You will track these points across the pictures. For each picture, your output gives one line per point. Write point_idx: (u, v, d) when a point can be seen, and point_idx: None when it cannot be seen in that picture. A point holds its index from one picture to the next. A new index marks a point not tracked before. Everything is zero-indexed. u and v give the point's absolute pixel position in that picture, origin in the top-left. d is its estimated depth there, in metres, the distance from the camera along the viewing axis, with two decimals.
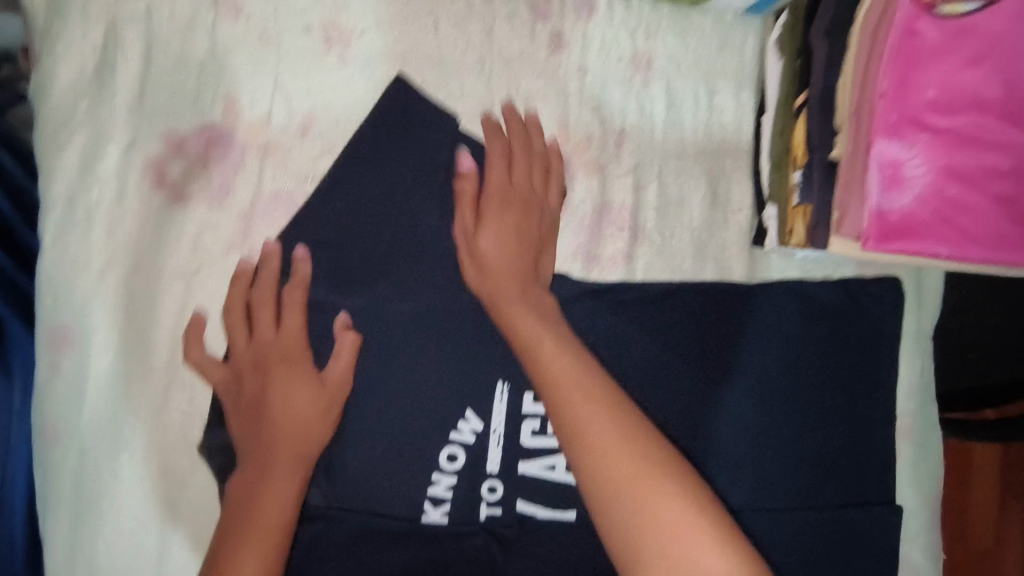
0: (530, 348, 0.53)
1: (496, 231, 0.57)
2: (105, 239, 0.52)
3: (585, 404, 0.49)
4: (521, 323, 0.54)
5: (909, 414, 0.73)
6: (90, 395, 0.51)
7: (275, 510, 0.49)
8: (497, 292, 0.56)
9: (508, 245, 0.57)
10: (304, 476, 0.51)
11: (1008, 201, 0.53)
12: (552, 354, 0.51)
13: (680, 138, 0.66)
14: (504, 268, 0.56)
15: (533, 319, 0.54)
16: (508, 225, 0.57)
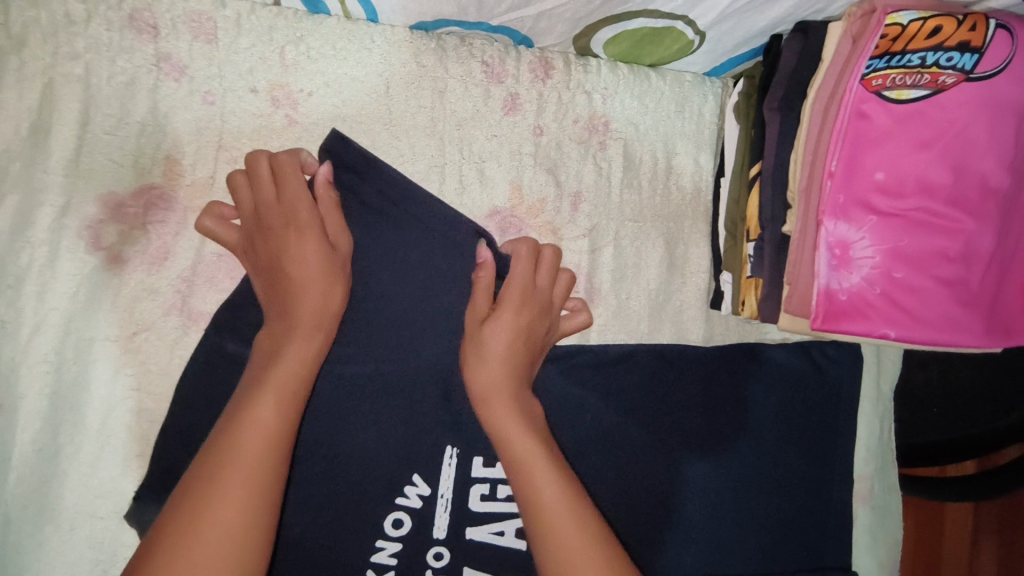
0: (507, 447, 0.51)
1: (509, 328, 0.55)
2: (36, 304, 0.50)
3: (559, 514, 0.47)
4: (508, 429, 0.52)
5: (868, 479, 0.72)
6: (15, 468, 0.49)
7: (292, 364, 0.48)
8: (485, 388, 0.54)
9: (517, 346, 0.55)
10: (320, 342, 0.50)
11: (956, 285, 0.52)
12: (528, 453, 0.50)
13: (637, 200, 0.65)
14: (507, 365, 0.55)
15: (519, 426, 0.52)
16: (521, 325, 0.56)
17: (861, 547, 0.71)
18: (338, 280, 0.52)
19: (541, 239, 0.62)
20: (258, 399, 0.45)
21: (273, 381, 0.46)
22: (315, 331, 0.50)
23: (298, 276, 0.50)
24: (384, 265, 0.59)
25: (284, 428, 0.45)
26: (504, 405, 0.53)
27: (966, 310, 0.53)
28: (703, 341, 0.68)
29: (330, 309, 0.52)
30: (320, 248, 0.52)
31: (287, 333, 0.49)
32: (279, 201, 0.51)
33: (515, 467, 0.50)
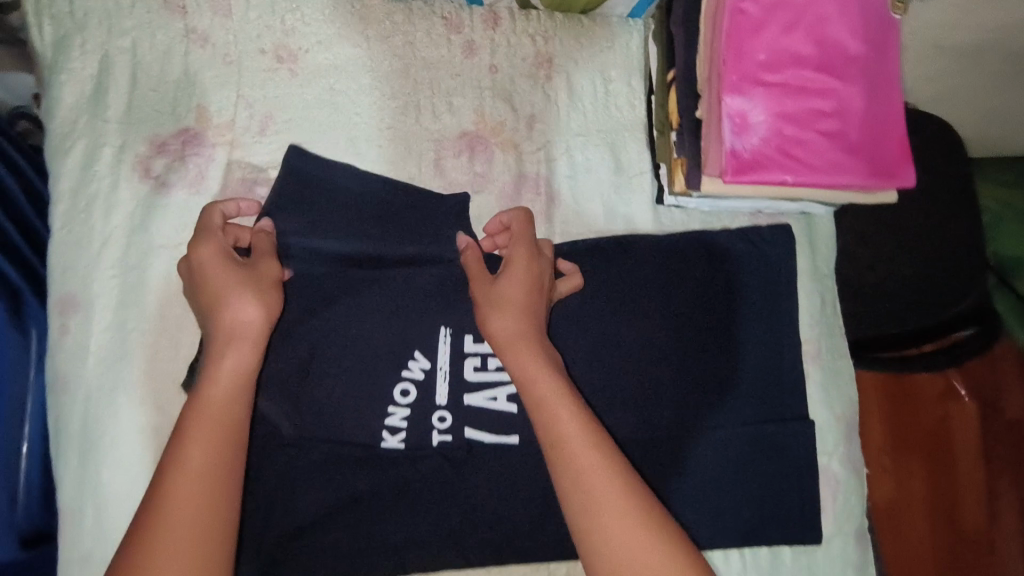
0: (528, 389, 0.58)
1: (522, 281, 0.63)
2: (103, 223, 0.64)
3: (586, 449, 0.54)
4: (530, 362, 0.59)
5: (814, 341, 0.83)
6: (94, 348, 0.63)
7: (220, 391, 0.53)
8: (502, 335, 0.61)
9: (529, 296, 0.63)
10: (242, 357, 0.55)
11: (836, 135, 0.65)
12: (548, 395, 0.57)
13: (582, 118, 0.78)
14: (524, 313, 0.62)
15: (539, 358, 0.60)
16: (529, 285, 0.64)
17: (816, 402, 0.82)
18: (251, 295, 0.58)
19: (503, 153, 0.75)
20: (190, 438, 0.50)
21: (201, 418, 0.51)
22: (238, 352, 0.55)
23: (218, 304, 0.57)
24: (375, 184, 0.71)
25: (212, 454, 0.50)
26: (522, 349, 0.60)
27: (849, 155, 0.65)
28: (654, 230, 0.79)
29: (249, 325, 0.57)
30: (237, 273, 0.59)
31: (212, 366, 0.54)
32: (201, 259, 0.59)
33: (535, 404, 0.57)
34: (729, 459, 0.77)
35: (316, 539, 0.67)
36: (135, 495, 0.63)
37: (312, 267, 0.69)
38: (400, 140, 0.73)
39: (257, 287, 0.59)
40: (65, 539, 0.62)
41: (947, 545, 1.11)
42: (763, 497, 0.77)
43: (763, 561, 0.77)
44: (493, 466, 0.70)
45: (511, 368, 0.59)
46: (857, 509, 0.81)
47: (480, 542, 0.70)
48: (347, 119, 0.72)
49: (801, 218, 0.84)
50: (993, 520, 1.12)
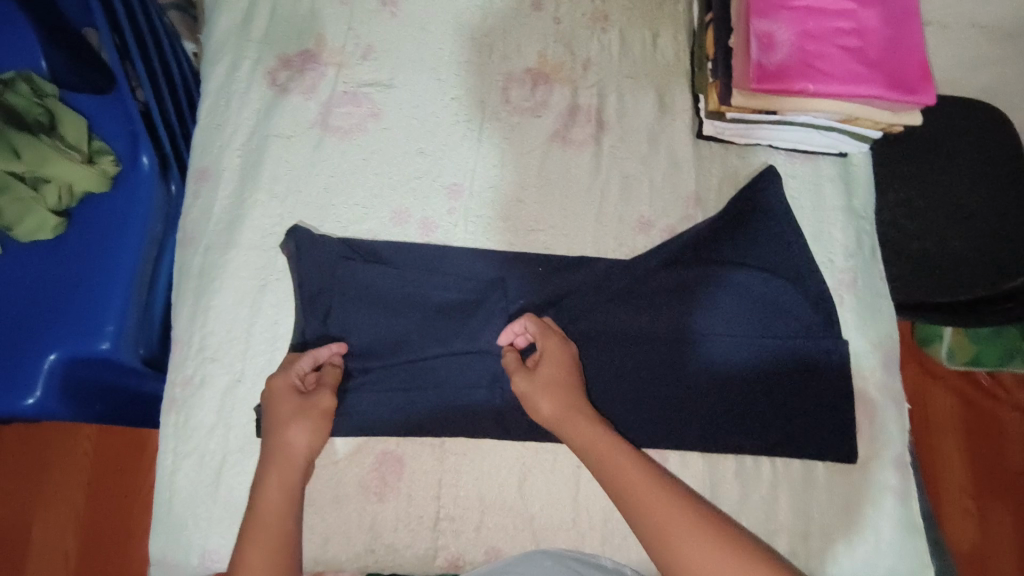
0: (617, 484, 0.62)
1: (558, 365, 0.70)
2: (237, 115, 0.81)
3: (661, 507, 0.59)
4: (587, 437, 0.66)
5: (850, 271, 0.86)
6: (217, 210, 0.78)
7: (268, 554, 0.58)
8: (582, 438, 0.66)
9: (565, 394, 0.69)
10: (293, 479, 0.63)
11: (853, 51, 0.73)
12: (641, 483, 0.61)
13: (633, 64, 0.90)
14: (564, 395, 0.69)
15: (596, 432, 0.66)
16: (563, 385, 0.69)
17: (852, 328, 0.84)
18: (305, 428, 0.65)
19: (561, 87, 0.87)
20: (249, 540, 0.58)
21: (259, 530, 0.59)
22: (287, 478, 0.63)
23: (273, 438, 0.65)
24: (450, 105, 0.85)
25: (268, 552, 0.58)
26: (601, 446, 0.65)
27: (868, 69, 0.72)
28: (693, 159, 0.87)
29: (297, 453, 0.64)
30: (294, 408, 0.66)
31: (262, 489, 0.62)
32: (271, 397, 0.67)
33: (627, 497, 0.61)
34: (765, 374, 0.79)
35: (357, 398, 0.73)
36: (233, 330, 0.75)
37: (388, 165, 0.82)
38: (475, 72, 0.87)
39: (308, 423, 0.66)
40: (174, 360, 0.74)
41: None
42: (801, 407, 0.79)
43: (795, 475, 0.78)
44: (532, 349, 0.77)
45: (603, 470, 0.64)
46: (899, 438, 0.80)
47: (520, 413, 0.75)
48: (432, 53, 0.87)
49: (839, 161, 0.89)
50: None
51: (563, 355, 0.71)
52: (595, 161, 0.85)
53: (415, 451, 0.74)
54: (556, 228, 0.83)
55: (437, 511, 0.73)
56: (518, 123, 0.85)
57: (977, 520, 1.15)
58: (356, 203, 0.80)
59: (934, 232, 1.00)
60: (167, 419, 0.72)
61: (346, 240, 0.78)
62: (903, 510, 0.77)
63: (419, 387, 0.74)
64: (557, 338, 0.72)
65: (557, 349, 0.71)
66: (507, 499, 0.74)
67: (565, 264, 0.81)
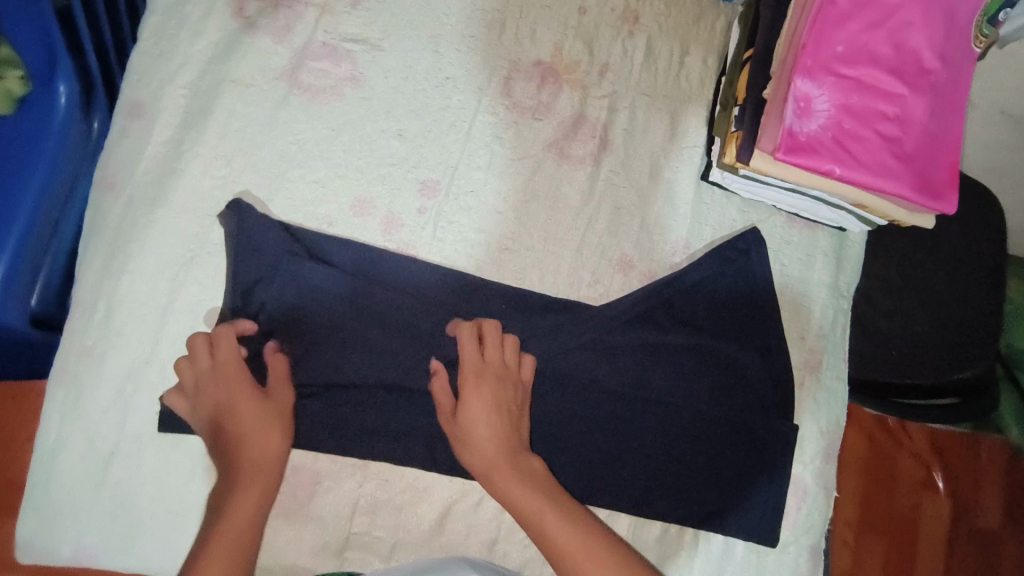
0: (555, 545, 0.57)
1: (484, 402, 0.64)
2: (188, 44, 0.68)
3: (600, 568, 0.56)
4: (511, 490, 0.61)
5: (818, 352, 0.82)
6: (146, 157, 0.66)
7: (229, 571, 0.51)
8: (516, 493, 0.61)
9: (492, 431, 0.63)
10: (266, 488, 0.58)
11: (890, 139, 0.67)
12: (574, 543, 0.57)
13: (653, 80, 0.80)
14: (496, 443, 0.63)
15: (518, 484, 0.61)
16: (499, 422, 0.64)
17: (805, 411, 0.81)
18: (274, 430, 0.60)
19: (570, 91, 0.78)
20: (209, 555, 0.51)
21: (223, 542, 0.52)
22: (252, 486, 0.57)
23: (241, 439, 0.59)
24: (443, 86, 0.74)
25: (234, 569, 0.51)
26: (532, 502, 0.60)
27: (898, 163, 0.66)
28: (691, 202, 0.80)
29: (268, 458, 0.59)
30: (258, 410, 0.60)
31: (232, 496, 0.56)
32: (218, 398, 0.60)
33: (560, 556, 0.57)
34: (709, 447, 0.77)
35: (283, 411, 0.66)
36: (146, 305, 0.65)
37: (358, 143, 0.71)
38: (478, 51, 0.75)
39: (274, 426, 0.60)
40: (71, 326, 0.64)
41: None
42: (736, 485, 0.77)
43: (713, 549, 0.78)
44: None
45: (535, 531, 0.59)
46: (819, 527, 0.81)
47: (453, 449, 0.70)
48: (433, 18, 0.75)
49: (836, 234, 0.85)
50: None
51: (506, 385, 0.66)
52: (588, 183, 0.77)
53: (333, 471, 0.69)
54: (532, 251, 0.75)
55: (345, 537, 0.69)
56: (516, 123, 0.76)
57: (848, 555, 1.16)
58: (315, 180, 0.70)
59: (902, 314, 0.97)
60: (54, 391, 0.64)
61: (283, 224, 0.68)
62: None
63: (351, 406, 0.68)
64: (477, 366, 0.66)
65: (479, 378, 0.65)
66: (422, 535, 0.70)
67: (535, 302, 0.74)
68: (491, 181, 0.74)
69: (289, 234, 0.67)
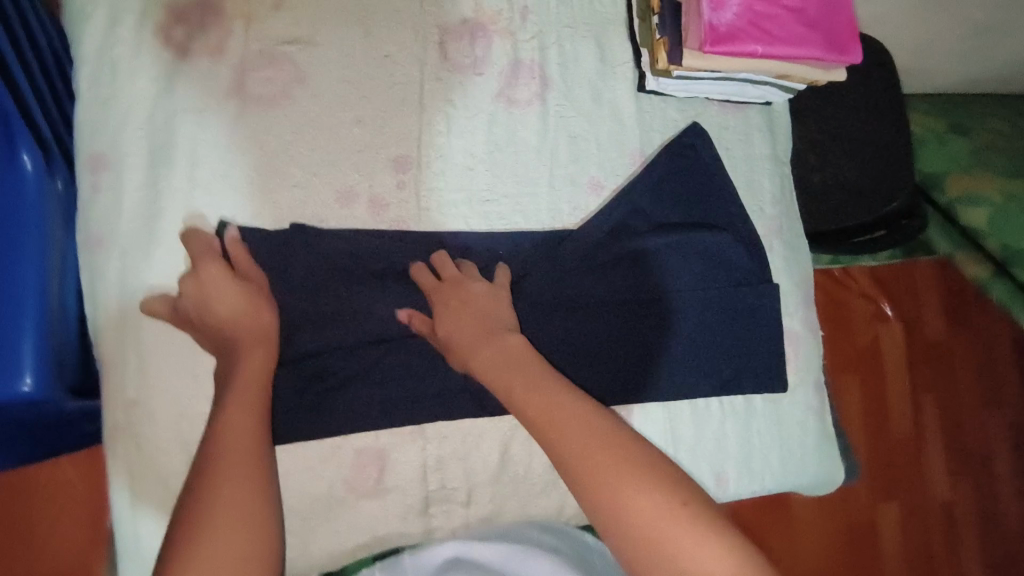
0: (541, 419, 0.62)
1: (456, 308, 0.69)
2: (129, 85, 0.67)
3: (562, 425, 0.61)
4: (491, 366, 0.66)
5: (776, 216, 0.92)
6: (127, 206, 0.67)
7: (241, 437, 0.56)
8: (490, 366, 0.66)
9: (467, 325, 0.69)
10: (262, 352, 0.62)
11: (796, 11, 0.75)
12: (542, 404, 0.62)
13: (571, 12, 0.85)
14: (469, 323, 0.69)
15: (498, 360, 0.66)
16: (467, 307, 0.70)
17: (779, 269, 0.91)
18: (257, 303, 0.64)
19: (501, 40, 0.82)
20: (228, 414, 0.57)
21: (235, 401, 0.58)
22: (250, 347, 0.62)
23: (230, 315, 0.63)
24: (385, 66, 0.77)
25: (250, 432, 0.57)
26: (506, 370, 0.65)
27: (807, 29, 0.74)
28: (635, 114, 0.87)
29: (259, 328, 0.63)
30: (235, 286, 0.64)
31: (233, 365, 0.61)
32: (199, 287, 0.64)
33: (535, 418, 0.62)
34: (712, 324, 0.85)
35: (334, 403, 0.70)
36: (174, 345, 0.66)
37: (324, 138, 0.73)
38: (406, 24, 0.78)
39: (258, 301, 0.64)
40: (108, 385, 0.65)
41: (881, 445, 1.31)
42: (741, 350, 0.86)
43: (737, 408, 0.87)
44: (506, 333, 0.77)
45: (510, 396, 0.65)
46: (816, 363, 0.92)
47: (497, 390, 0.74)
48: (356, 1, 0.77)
49: (763, 109, 0.93)
50: (920, 428, 1.34)
51: (473, 283, 0.71)
52: (541, 120, 0.82)
53: (396, 443, 0.73)
54: (510, 197, 0.80)
55: (426, 497, 0.74)
56: (461, 83, 0.79)
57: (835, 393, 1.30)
58: (294, 184, 0.72)
59: (831, 166, 1.07)
60: (113, 448, 0.65)
61: (276, 233, 0.70)
62: (820, 423, 0.91)
63: (395, 381, 0.72)
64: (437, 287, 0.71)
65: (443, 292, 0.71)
66: (491, 475, 0.76)
67: (528, 241, 0.79)
68: (456, 142, 0.78)
69: (285, 241, 0.70)
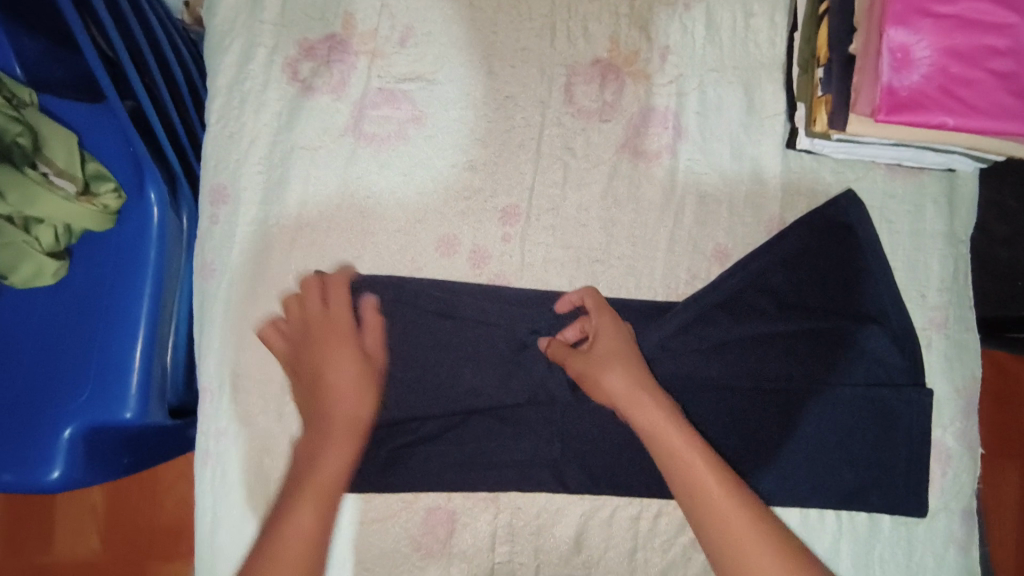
0: (661, 444, 0.60)
1: (616, 340, 0.65)
2: (253, 120, 0.68)
3: (733, 517, 0.56)
4: (658, 428, 0.60)
5: (943, 306, 0.77)
6: (239, 240, 0.68)
7: (300, 536, 0.55)
8: (654, 424, 0.60)
9: (622, 358, 0.64)
10: (354, 449, 0.61)
11: (1007, 76, 0.60)
12: (712, 487, 0.58)
13: (718, 53, 0.75)
14: (630, 367, 0.63)
15: (669, 424, 0.60)
16: (630, 361, 0.64)
17: (936, 370, 0.76)
18: (361, 391, 0.62)
19: (634, 84, 0.74)
20: (300, 503, 0.57)
21: (309, 488, 0.58)
22: (346, 444, 0.60)
23: (331, 390, 0.62)
24: (505, 108, 0.72)
25: (318, 524, 0.56)
26: (674, 435, 0.60)
27: (1020, 100, 0.60)
28: (779, 174, 0.75)
29: (356, 418, 0.62)
30: (353, 366, 0.63)
31: (320, 448, 0.60)
32: (316, 354, 0.63)
33: (699, 499, 0.58)
34: (842, 426, 0.73)
35: (408, 460, 0.68)
36: (267, 379, 0.67)
37: (433, 180, 0.71)
38: (532, 62, 0.73)
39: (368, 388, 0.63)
40: (203, 412, 0.67)
41: None
42: (876, 461, 0.73)
43: (859, 527, 0.74)
44: (601, 409, 0.69)
45: (671, 462, 0.59)
46: (969, 488, 0.76)
47: (580, 469, 0.69)
48: (483, 38, 0.73)
49: (943, 176, 0.78)
50: None
51: (623, 336, 0.66)
52: (668, 175, 0.74)
53: (467, 507, 0.70)
54: (623, 259, 0.73)
55: (491, 569, 0.70)
56: (584, 130, 0.73)
57: None
58: (398, 228, 0.70)
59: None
60: (200, 474, 0.67)
61: (370, 278, 0.68)
62: (967, 561, 0.75)
63: (473, 445, 0.68)
64: (612, 320, 0.67)
65: (610, 326, 0.66)
66: (563, 555, 0.71)
67: (637, 308, 0.72)
68: (570, 193, 0.72)
69: (377, 287, 0.68)
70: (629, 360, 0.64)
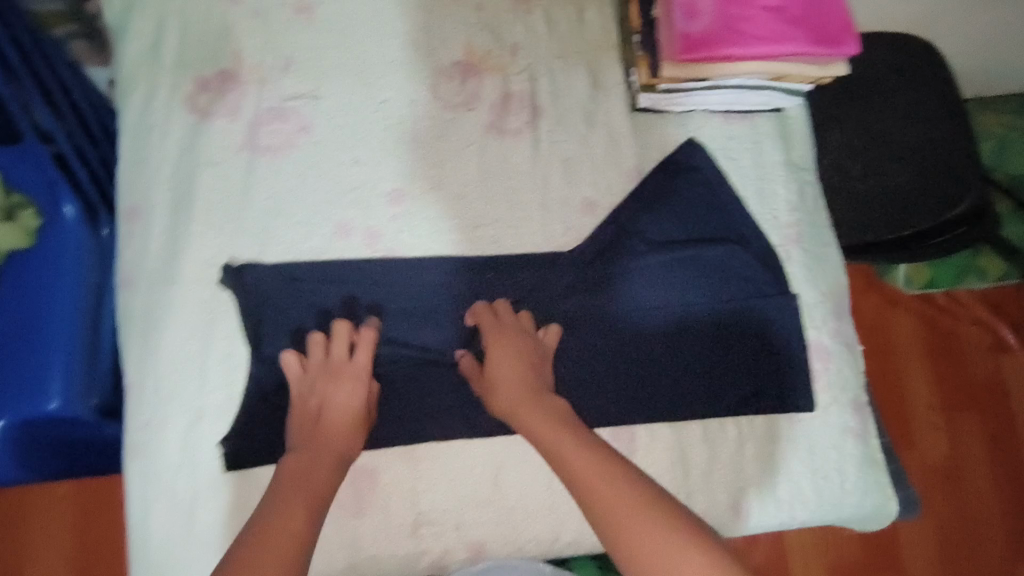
0: (541, 442, 0.68)
1: (509, 363, 0.72)
2: (160, 147, 0.79)
3: (601, 484, 0.62)
4: (533, 422, 0.69)
5: (795, 224, 0.86)
6: (154, 250, 0.76)
7: (287, 532, 0.58)
8: (533, 423, 0.69)
9: (516, 370, 0.72)
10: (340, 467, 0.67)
11: (775, 11, 0.73)
12: (581, 465, 0.64)
13: (560, 44, 0.88)
14: (514, 384, 0.71)
15: (541, 417, 0.69)
16: (523, 377, 0.72)
17: (800, 279, 0.85)
18: (350, 419, 0.69)
19: (492, 77, 0.86)
20: (285, 503, 0.61)
21: (292, 492, 0.62)
22: (334, 459, 0.67)
23: (332, 415, 0.69)
24: (382, 111, 0.83)
25: (308, 522, 0.60)
26: (545, 429, 0.68)
27: (789, 26, 0.73)
28: (629, 132, 0.87)
29: (343, 441, 0.68)
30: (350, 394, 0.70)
31: (305, 464, 0.65)
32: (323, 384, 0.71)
33: (574, 479, 0.64)
34: (719, 343, 0.80)
35: None
36: (184, 368, 0.73)
37: (323, 177, 0.80)
38: (401, 70, 0.85)
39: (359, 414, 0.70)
40: (128, 407, 0.73)
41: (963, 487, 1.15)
42: (755, 367, 0.80)
43: (758, 430, 0.80)
44: None
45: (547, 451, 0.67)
46: (853, 381, 0.83)
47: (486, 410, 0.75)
48: (356, 57, 0.85)
49: (773, 116, 0.90)
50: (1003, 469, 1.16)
51: (518, 346, 0.74)
52: (532, 147, 0.85)
53: (387, 463, 0.74)
54: (503, 222, 0.82)
55: (415, 518, 0.74)
56: (452, 119, 0.84)
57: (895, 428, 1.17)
58: (296, 221, 0.79)
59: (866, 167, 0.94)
60: (129, 464, 0.72)
61: (276, 265, 0.76)
62: (863, 448, 0.80)
63: (383, 400, 0.75)
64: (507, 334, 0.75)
65: (506, 345, 0.74)
66: (483, 496, 0.75)
67: (518, 260, 0.81)
68: (447, 173, 0.82)
69: (280, 272, 0.76)
70: (526, 377, 0.72)
